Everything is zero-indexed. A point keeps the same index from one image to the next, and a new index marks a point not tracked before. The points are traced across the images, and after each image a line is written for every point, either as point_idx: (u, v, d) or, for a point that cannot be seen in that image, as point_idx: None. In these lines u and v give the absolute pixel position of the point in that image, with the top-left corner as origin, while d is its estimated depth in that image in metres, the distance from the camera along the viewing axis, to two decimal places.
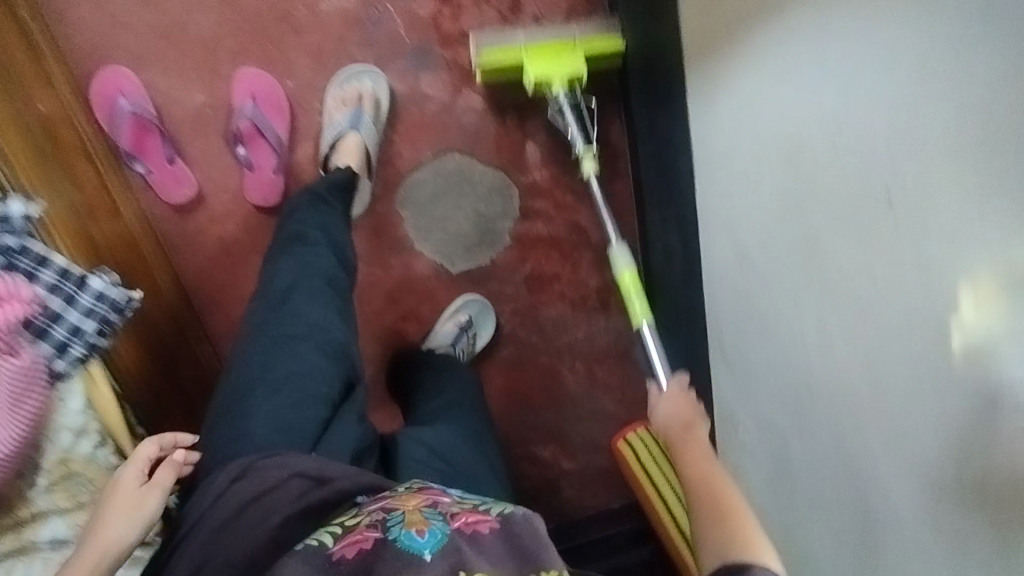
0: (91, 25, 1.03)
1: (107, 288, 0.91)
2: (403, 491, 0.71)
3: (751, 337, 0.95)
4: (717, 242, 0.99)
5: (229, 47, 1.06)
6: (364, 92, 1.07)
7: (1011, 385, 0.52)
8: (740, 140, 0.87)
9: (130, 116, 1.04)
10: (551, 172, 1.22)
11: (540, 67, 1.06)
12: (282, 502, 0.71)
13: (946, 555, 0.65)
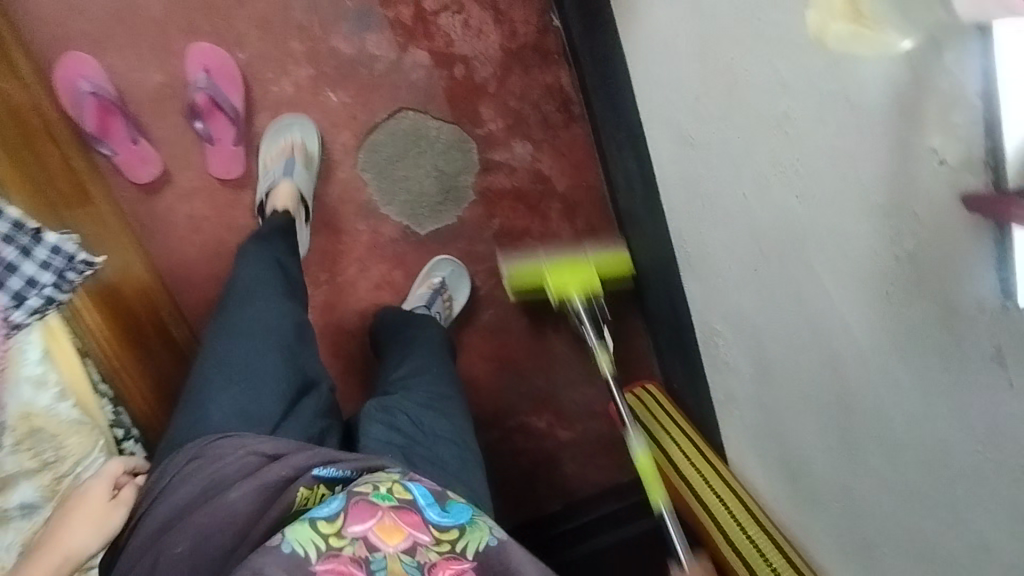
0: (50, 16, 1.09)
1: (62, 241, 0.94)
2: (385, 496, 0.62)
3: (704, 225, 0.94)
4: (662, 136, 0.99)
5: (181, 26, 1.12)
6: (295, 143, 1.15)
7: (907, 116, 0.49)
8: (657, 12, 0.88)
9: (91, 98, 1.08)
10: (506, 121, 1.24)
11: (559, 283, 1.08)
12: (231, 479, 0.69)
13: (900, 359, 0.61)
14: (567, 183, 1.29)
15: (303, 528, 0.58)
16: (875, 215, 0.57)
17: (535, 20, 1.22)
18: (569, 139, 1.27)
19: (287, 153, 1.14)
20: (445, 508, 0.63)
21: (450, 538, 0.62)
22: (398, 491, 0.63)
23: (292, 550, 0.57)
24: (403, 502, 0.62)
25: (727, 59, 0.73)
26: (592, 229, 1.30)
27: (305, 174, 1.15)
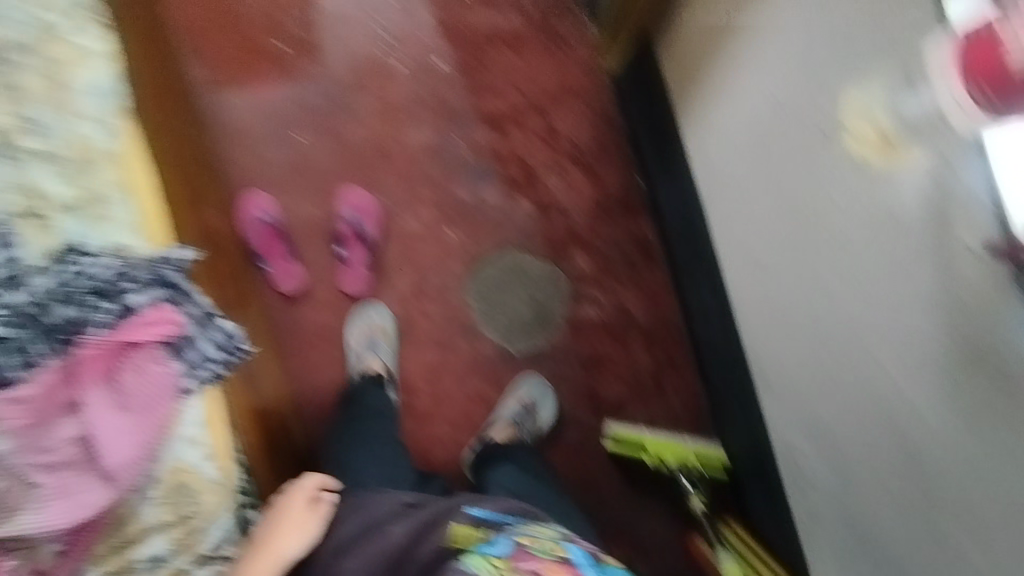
0: (240, 163, 1.38)
1: (232, 329, 1.11)
2: (541, 544, 0.83)
3: (778, 341, 1.06)
4: (737, 267, 1.15)
5: (339, 174, 1.40)
6: (376, 325, 1.36)
7: (946, 211, 0.65)
8: (728, 168, 1.10)
9: (264, 225, 1.36)
10: (594, 261, 1.43)
11: (658, 449, 1.31)
12: (385, 521, 0.96)
13: (970, 426, 0.69)
14: (647, 317, 1.43)
15: (479, 559, 0.81)
16: (927, 296, 0.71)
17: (622, 180, 1.43)
18: (649, 278, 1.43)
19: (371, 334, 1.35)
20: (597, 567, 0.82)
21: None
22: (556, 551, 0.83)
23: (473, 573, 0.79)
24: (561, 558, 0.81)
25: (789, 192, 0.94)
26: (670, 360, 1.42)
27: (386, 350, 1.36)
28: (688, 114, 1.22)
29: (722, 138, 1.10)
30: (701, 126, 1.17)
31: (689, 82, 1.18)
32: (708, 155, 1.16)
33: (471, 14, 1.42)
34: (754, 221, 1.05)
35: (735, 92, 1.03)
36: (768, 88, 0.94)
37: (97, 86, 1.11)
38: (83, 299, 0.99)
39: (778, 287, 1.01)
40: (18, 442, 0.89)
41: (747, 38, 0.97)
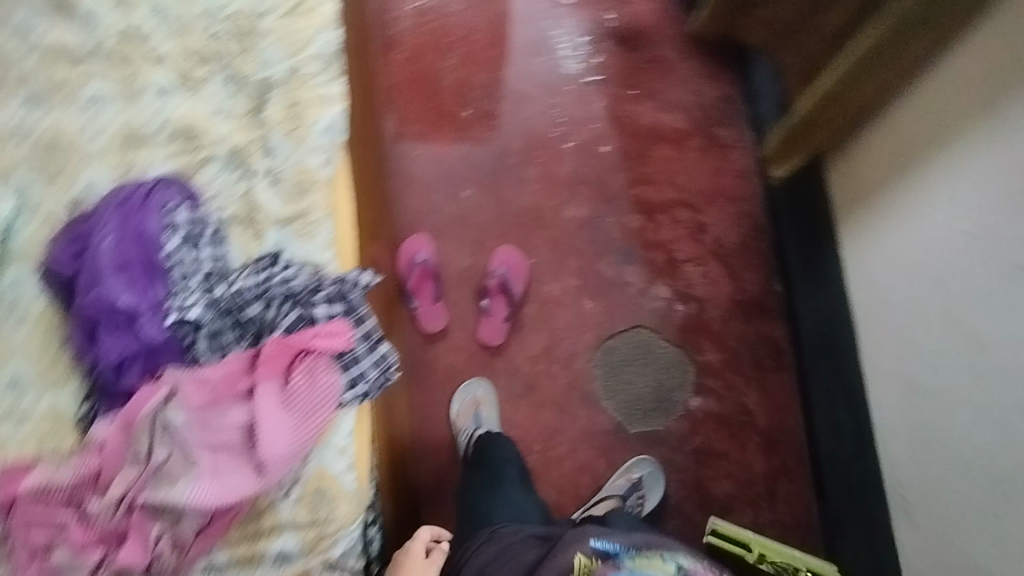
0: (411, 209, 1.52)
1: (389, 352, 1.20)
2: None
3: (929, 463, 1.07)
4: (887, 386, 1.17)
5: (496, 233, 1.50)
6: (478, 398, 1.42)
7: None
8: (893, 285, 1.15)
9: (420, 265, 1.46)
10: (723, 356, 1.45)
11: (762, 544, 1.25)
12: (517, 549, 1.04)
13: None
14: (768, 421, 1.42)
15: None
16: None
17: (761, 283, 1.47)
18: (776, 384, 1.44)
19: (473, 408, 1.41)
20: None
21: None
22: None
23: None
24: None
25: (965, 322, 0.98)
26: (785, 469, 1.40)
27: (490, 422, 1.41)
28: (850, 225, 1.28)
29: (886, 258, 1.18)
30: (866, 241, 1.23)
31: (857, 198, 1.25)
32: (871, 267, 1.21)
33: (640, 110, 1.55)
34: (904, 340, 1.12)
35: (914, 217, 1.09)
36: (956, 220, 1.00)
37: (327, 123, 1.25)
38: (273, 301, 1.15)
39: (932, 408, 1.06)
40: (195, 416, 1.12)
41: (938, 170, 1.03)
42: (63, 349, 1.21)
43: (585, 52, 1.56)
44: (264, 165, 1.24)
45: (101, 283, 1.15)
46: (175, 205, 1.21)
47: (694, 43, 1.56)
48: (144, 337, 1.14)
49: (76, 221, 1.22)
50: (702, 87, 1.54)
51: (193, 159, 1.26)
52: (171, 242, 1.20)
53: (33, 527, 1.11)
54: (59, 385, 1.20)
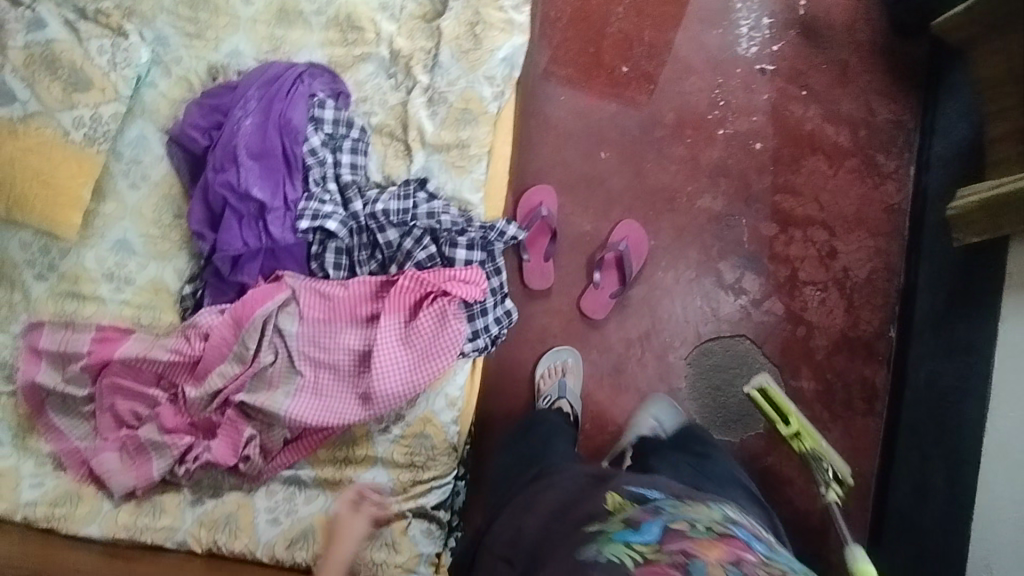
0: (543, 157, 1.44)
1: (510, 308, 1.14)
2: (697, 529, 0.68)
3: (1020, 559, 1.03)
4: (1007, 466, 1.12)
5: (625, 204, 1.43)
6: (567, 366, 1.36)
7: None
8: None
9: (542, 219, 1.36)
10: (818, 388, 1.40)
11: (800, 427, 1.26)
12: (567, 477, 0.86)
13: None
14: (842, 460, 1.38)
15: (619, 544, 0.66)
16: None
17: (877, 325, 1.41)
18: (861, 426, 1.38)
19: (561, 375, 1.35)
20: (765, 550, 0.68)
21: (779, 567, 0.65)
22: (712, 532, 0.68)
23: (611, 556, 0.65)
24: (719, 537, 0.67)
25: None
26: (846, 510, 1.36)
27: (574, 393, 1.35)
28: None
29: None
30: None
31: None
32: None
33: (804, 113, 1.44)
34: None
35: None
36: None
37: (507, 53, 1.13)
38: (414, 232, 1.10)
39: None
40: (308, 330, 1.08)
41: None
42: (175, 222, 1.16)
43: (766, 36, 1.44)
44: (424, 80, 1.14)
45: (236, 167, 1.09)
46: (323, 98, 1.13)
47: (883, 57, 1.45)
48: (272, 235, 1.09)
49: (215, 88, 1.14)
50: (878, 106, 1.44)
51: (349, 54, 1.18)
52: (315, 139, 1.12)
53: (121, 397, 1.09)
54: (165, 258, 1.15)
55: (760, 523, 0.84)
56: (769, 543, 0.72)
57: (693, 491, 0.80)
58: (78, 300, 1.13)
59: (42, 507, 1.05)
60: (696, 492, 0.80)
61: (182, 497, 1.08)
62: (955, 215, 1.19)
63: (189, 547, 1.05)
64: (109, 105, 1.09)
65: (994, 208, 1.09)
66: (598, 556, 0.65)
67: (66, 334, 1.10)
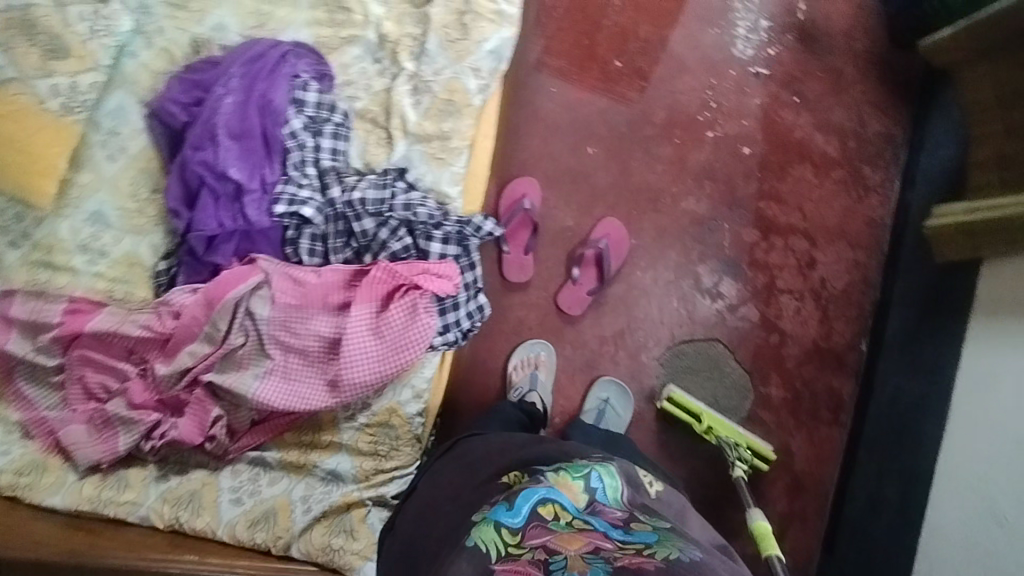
0: (529, 149, 1.43)
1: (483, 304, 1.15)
2: (555, 524, 0.68)
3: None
4: (956, 484, 1.13)
5: (609, 201, 1.43)
6: (540, 360, 1.37)
7: None
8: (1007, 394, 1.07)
9: (524, 212, 1.36)
10: (787, 395, 1.41)
11: (710, 421, 1.33)
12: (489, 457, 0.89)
13: None
14: (804, 467, 1.39)
15: (489, 529, 0.69)
16: None
17: (849, 337, 1.42)
18: (825, 436, 1.40)
19: (534, 368, 1.36)
20: (626, 532, 0.67)
21: (635, 547, 0.64)
22: (574, 524, 0.68)
23: (475, 543, 0.68)
24: (581, 529, 0.67)
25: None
26: (802, 514, 1.38)
27: (545, 387, 1.36)
28: (993, 301, 1.15)
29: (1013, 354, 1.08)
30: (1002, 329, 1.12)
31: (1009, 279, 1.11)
32: (997, 361, 1.11)
33: (794, 121, 1.44)
34: (983, 462, 1.08)
35: None
36: None
37: (495, 45, 1.12)
38: (390, 223, 1.09)
39: (991, 533, 1.02)
40: (279, 314, 1.07)
41: None
42: (152, 198, 1.15)
43: (762, 39, 1.44)
44: (411, 67, 1.14)
45: (215, 146, 1.08)
46: (306, 79, 1.12)
47: (877, 69, 1.44)
48: (247, 217, 1.09)
49: (197, 64, 1.14)
50: (869, 117, 1.44)
51: (336, 36, 1.17)
52: (295, 122, 1.11)
53: (91, 369, 1.09)
54: (141, 233, 1.15)
55: (661, 483, 0.85)
56: (641, 517, 0.71)
57: (585, 461, 0.80)
58: (50, 270, 1.12)
59: (7, 475, 1.05)
60: (589, 462, 0.81)
61: (148, 473, 1.09)
62: (931, 233, 1.18)
63: (152, 523, 1.05)
64: (88, 75, 1.10)
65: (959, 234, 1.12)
66: (468, 542, 0.69)
67: (37, 304, 1.09)
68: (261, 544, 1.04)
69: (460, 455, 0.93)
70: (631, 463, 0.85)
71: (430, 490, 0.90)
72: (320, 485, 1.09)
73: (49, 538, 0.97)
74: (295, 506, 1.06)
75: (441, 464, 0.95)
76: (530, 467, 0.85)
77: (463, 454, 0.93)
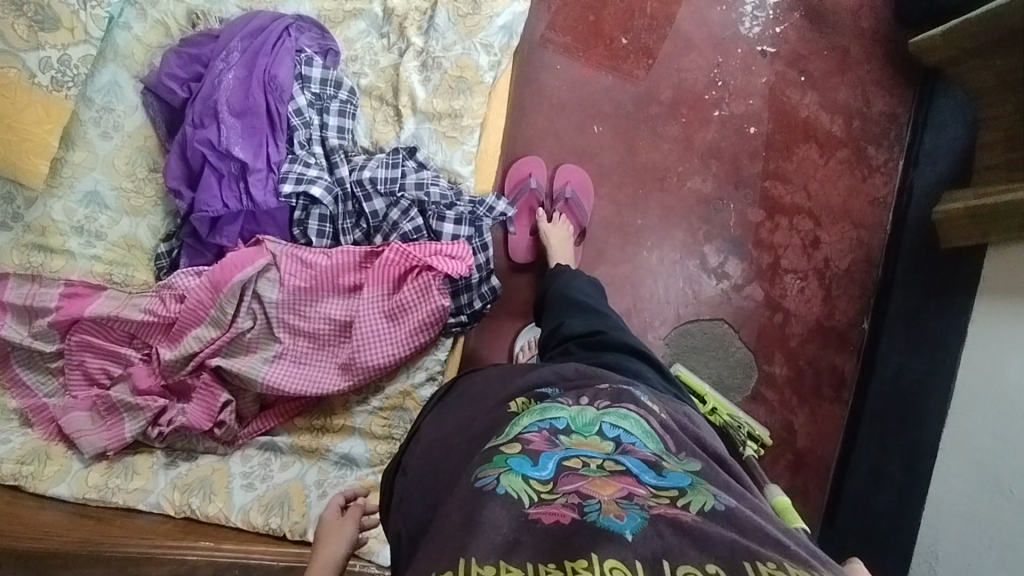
0: (536, 129, 1.41)
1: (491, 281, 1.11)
2: (591, 472, 0.58)
3: (964, 547, 1.07)
4: (960, 459, 1.15)
5: (614, 180, 1.42)
6: None
7: None
8: (1009, 365, 1.09)
9: (530, 191, 1.35)
10: (790, 373, 1.42)
11: (715, 402, 1.32)
12: (495, 383, 0.82)
13: None
14: (806, 443, 1.41)
15: (516, 478, 0.57)
16: None
17: (851, 315, 1.43)
18: (827, 412, 1.42)
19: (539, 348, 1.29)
20: (659, 475, 0.59)
21: (670, 495, 0.56)
22: (606, 467, 0.59)
23: (506, 492, 0.55)
24: (613, 472, 0.58)
25: None
26: (804, 489, 1.40)
27: None
28: (997, 280, 1.17)
29: (1015, 328, 1.11)
30: (1005, 305, 1.14)
31: (1012, 260, 1.14)
32: (1000, 335, 1.14)
33: (801, 99, 1.44)
34: (984, 436, 1.10)
35: None
36: None
37: (506, 20, 1.10)
38: (401, 203, 1.07)
39: (995, 504, 1.03)
40: (288, 298, 1.05)
41: None
42: (150, 176, 1.11)
43: (770, 17, 1.43)
44: (418, 42, 1.11)
45: (216, 124, 1.04)
46: (310, 54, 1.09)
47: (882, 48, 1.44)
48: (252, 197, 1.05)
49: (194, 37, 1.10)
50: (873, 97, 1.44)
51: (340, 9, 1.14)
52: (300, 98, 1.08)
53: (91, 354, 1.05)
54: (140, 214, 1.11)
55: (667, 415, 0.75)
56: (672, 461, 0.63)
57: (590, 409, 0.70)
58: (44, 252, 1.06)
59: (8, 465, 1.01)
60: (594, 408, 0.70)
61: (155, 460, 1.06)
62: (941, 219, 1.25)
63: (163, 510, 1.03)
64: (79, 48, 1.02)
65: (968, 225, 1.17)
66: (495, 490, 0.55)
67: (33, 288, 1.05)
68: (277, 528, 1.01)
69: (462, 394, 0.84)
70: (637, 393, 0.76)
71: (437, 429, 0.79)
72: (333, 469, 1.06)
73: (57, 527, 0.94)
74: (309, 492, 1.04)
75: (444, 406, 0.84)
76: (535, 393, 0.76)
77: (463, 396, 0.83)
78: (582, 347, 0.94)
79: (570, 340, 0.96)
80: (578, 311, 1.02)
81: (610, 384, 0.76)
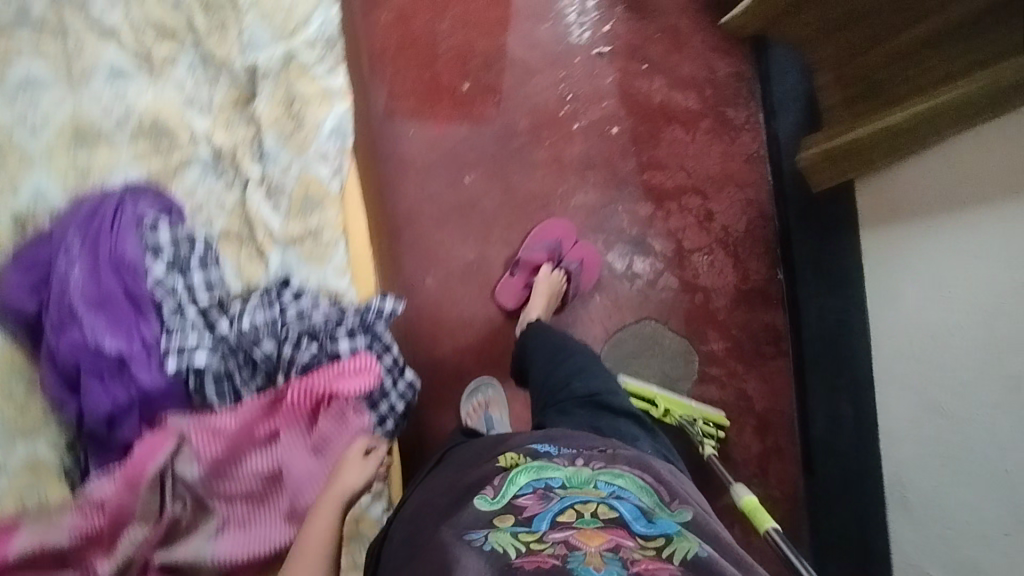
0: (410, 198, 1.40)
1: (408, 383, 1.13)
2: (586, 525, 0.63)
3: (926, 462, 1.13)
4: (893, 380, 1.21)
5: (501, 222, 1.42)
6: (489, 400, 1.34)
7: None
8: (907, 284, 1.16)
9: (545, 251, 1.37)
10: (728, 345, 1.44)
11: (665, 400, 1.34)
12: (484, 449, 0.82)
13: None
14: (764, 405, 1.43)
15: (504, 535, 0.62)
16: None
17: (765, 272, 1.46)
18: (773, 371, 1.44)
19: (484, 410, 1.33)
20: (650, 522, 0.65)
21: (657, 545, 0.61)
22: (601, 517, 0.64)
23: (493, 548, 0.60)
24: (606, 522, 0.63)
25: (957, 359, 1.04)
26: (777, 449, 1.41)
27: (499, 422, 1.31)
28: (875, 205, 1.23)
29: (904, 252, 1.16)
30: (889, 232, 1.20)
31: (881, 194, 1.20)
32: (891, 262, 1.19)
33: (650, 86, 1.46)
34: (904, 358, 1.17)
35: (940, 238, 1.06)
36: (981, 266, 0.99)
37: (333, 123, 1.11)
38: (290, 338, 1.05)
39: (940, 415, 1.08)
40: (207, 471, 1.01)
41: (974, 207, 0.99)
42: (31, 393, 1.06)
43: (594, 19, 1.46)
44: (257, 171, 1.10)
45: (77, 323, 1.00)
46: (153, 219, 1.05)
47: (707, 17, 1.49)
48: (140, 384, 1.01)
49: (29, 242, 1.05)
50: (715, 64, 1.48)
51: (169, 163, 1.11)
52: (157, 269, 1.05)
53: None
54: (33, 434, 1.05)
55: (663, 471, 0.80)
56: (665, 511, 0.69)
57: (586, 469, 0.73)
58: None
59: None
60: (590, 468, 0.73)
61: None
62: (806, 165, 1.29)
63: None
64: None
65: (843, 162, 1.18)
66: (483, 547, 0.60)
67: None
68: None
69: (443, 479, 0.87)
70: (636, 455, 0.79)
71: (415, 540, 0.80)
72: None
73: None
74: None
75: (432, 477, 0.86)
76: (528, 450, 0.77)
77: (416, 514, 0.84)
78: (583, 407, 0.94)
79: (571, 398, 0.96)
80: (582, 371, 1.01)
81: (606, 446, 0.79)
